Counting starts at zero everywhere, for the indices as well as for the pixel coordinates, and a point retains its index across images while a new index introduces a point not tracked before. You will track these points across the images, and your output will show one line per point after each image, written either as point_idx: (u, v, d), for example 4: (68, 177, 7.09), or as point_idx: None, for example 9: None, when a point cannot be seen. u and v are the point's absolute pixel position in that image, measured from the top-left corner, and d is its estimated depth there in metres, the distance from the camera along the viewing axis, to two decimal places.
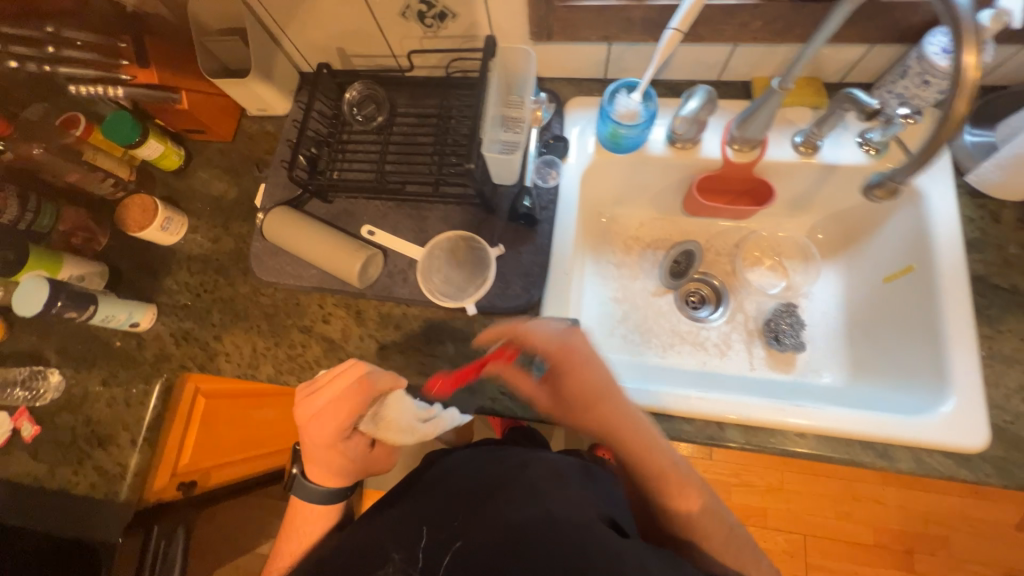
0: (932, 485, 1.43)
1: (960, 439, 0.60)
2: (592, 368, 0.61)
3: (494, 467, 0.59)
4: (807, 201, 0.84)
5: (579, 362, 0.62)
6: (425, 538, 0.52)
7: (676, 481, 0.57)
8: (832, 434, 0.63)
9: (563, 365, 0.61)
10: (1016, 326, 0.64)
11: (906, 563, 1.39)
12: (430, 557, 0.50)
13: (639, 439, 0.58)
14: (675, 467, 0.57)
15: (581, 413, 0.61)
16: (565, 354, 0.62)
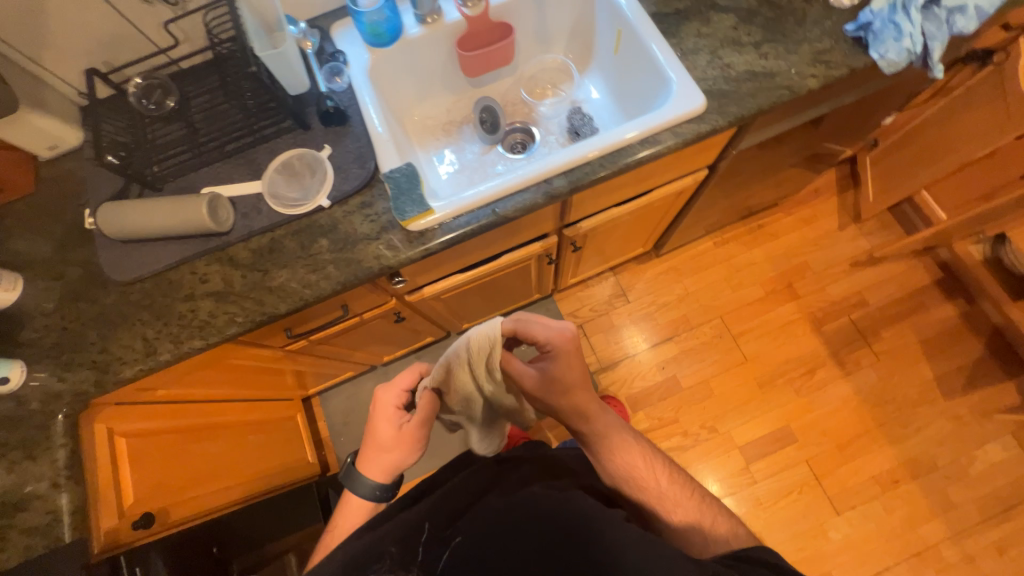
0: (778, 231, 1.80)
1: (688, 107, 0.83)
2: (574, 363, 0.76)
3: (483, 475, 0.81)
4: (546, 33, 1.07)
5: (570, 351, 0.75)
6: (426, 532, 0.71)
7: (627, 449, 0.78)
8: (616, 148, 0.84)
9: (560, 348, 0.74)
10: (688, 30, 0.90)
11: (793, 294, 1.72)
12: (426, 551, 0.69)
13: (600, 421, 0.79)
14: (626, 443, 0.79)
15: (559, 398, 0.77)
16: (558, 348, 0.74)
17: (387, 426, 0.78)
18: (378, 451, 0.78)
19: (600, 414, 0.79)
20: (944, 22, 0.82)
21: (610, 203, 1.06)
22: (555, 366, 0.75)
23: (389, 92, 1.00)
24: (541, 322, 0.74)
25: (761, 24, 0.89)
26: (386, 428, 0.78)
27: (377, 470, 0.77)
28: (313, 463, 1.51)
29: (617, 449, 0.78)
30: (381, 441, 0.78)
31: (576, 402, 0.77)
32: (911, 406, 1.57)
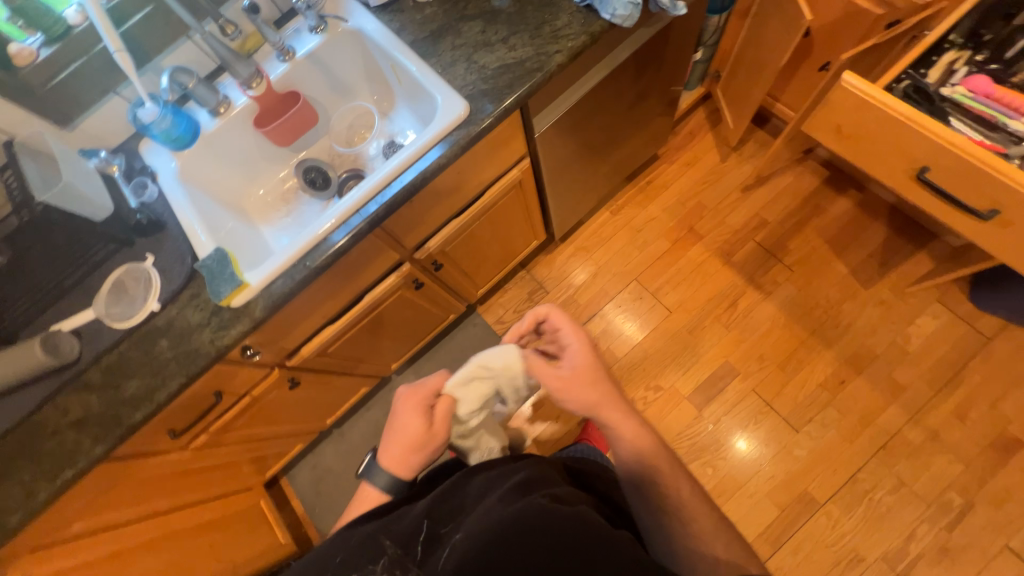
0: (667, 181, 1.84)
1: (453, 114, 0.89)
2: (591, 356, 0.78)
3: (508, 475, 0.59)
4: (342, 84, 1.12)
5: (583, 345, 0.79)
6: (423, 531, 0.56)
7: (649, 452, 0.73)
8: (400, 174, 0.90)
9: (572, 340, 0.80)
10: (443, 46, 0.96)
11: (697, 235, 1.75)
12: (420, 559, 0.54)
13: (623, 420, 0.74)
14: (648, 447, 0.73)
15: (581, 386, 0.75)
16: (569, 340, 0.79)
17: (410, 421, 0.75)
18: (395, 444, 0.75)
19: (620, 415, 0.74)
20: None
21: (447, 218, 1.10)
22: (573, 355, 0.78)
23: (212, 184, 1.07)
24: (551, 320, 0.82)
25: (504, 20, 0.95)
26: (412, 421, 0.75)
27: (395, 463, 0.74)
28: (286, 542, 1.53)
29: (649, 454, 0.72)
30: (401, 434, 0.75)
31: (604, 402, 0.75)
32: (836, 305, 1.59)
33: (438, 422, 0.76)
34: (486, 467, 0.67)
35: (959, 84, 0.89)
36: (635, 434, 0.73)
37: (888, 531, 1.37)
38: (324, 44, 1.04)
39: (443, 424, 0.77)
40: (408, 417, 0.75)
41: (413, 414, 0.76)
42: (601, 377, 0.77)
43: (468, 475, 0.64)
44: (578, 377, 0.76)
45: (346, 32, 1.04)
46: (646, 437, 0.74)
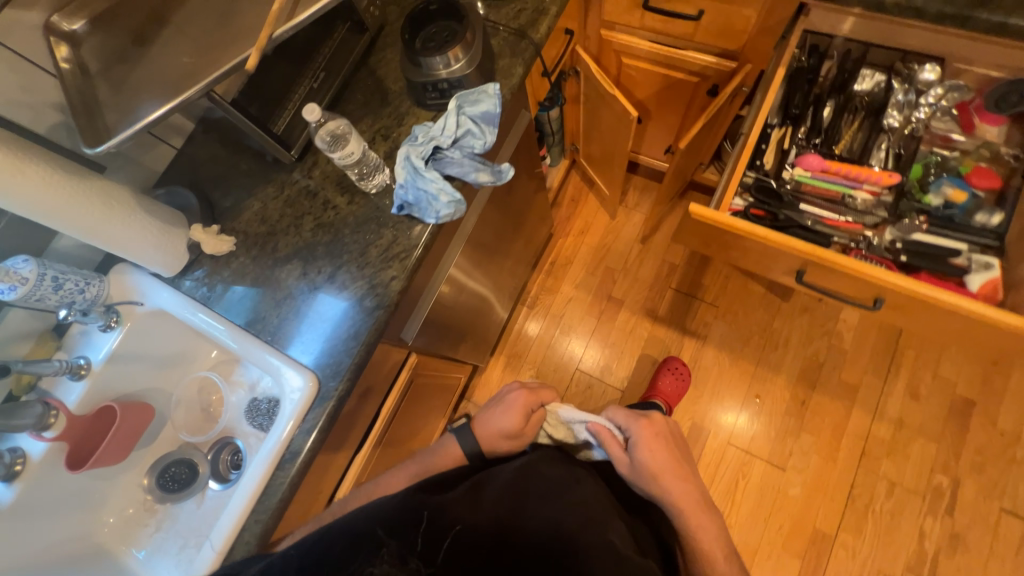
0: (569, 254, 1.78)
1: (300, 396, 0.75)
2: (662, 446, 0.82)
3: (541, 486, 0.73)
4: (170, 358, 0.93)
5: (658, 437, 0.83)
6: (422, 529, 0.65)
7: (702, 511, 0.80)
8: (264, 486, 0.74)
9: (645, 434, 0.82)
10: (264, 306, 0.82)
11: (617, 301, 1.70)
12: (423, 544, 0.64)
13: (690, 498, 0.80)
14: (708, 522, 0.79)
15: (653, 483, 0.79)
16: (645, 432, 0.83)
17: (503, 414, 0.86)
18: (486, 429, 0.86)
19: (690, 495, 0.80)
20: (463, 156, 0.81)
21: (347, 462, 0.94)
22: (650, 451, 0.81)
23: (41, 552, 0.83)
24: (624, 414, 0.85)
25: (323, 254, 0.83)
26: (510, 418, 0.85)
27: (483, 438, 0.86)
28: None
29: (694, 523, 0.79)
30: (495, 422, 0.86)
31: (671, 491, 0.79)
32: (768, 325, 1.59)
33: (530, 425, 0.86)
34: (546, 462, 0.78)
35: (796, 165, 0.87)
36: (685, 509, 0.79)
37: (901, 538, 1.36)
38: (123, 338, 0.85)
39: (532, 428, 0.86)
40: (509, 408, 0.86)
41: (514, 412, 0.85)
42: (675, 461, 0.81)
43: (533, 465, 0.76)
44: (644, 470, 0.79)
45: (147, 316, 0.87)
46: (696, 515, 0.79)
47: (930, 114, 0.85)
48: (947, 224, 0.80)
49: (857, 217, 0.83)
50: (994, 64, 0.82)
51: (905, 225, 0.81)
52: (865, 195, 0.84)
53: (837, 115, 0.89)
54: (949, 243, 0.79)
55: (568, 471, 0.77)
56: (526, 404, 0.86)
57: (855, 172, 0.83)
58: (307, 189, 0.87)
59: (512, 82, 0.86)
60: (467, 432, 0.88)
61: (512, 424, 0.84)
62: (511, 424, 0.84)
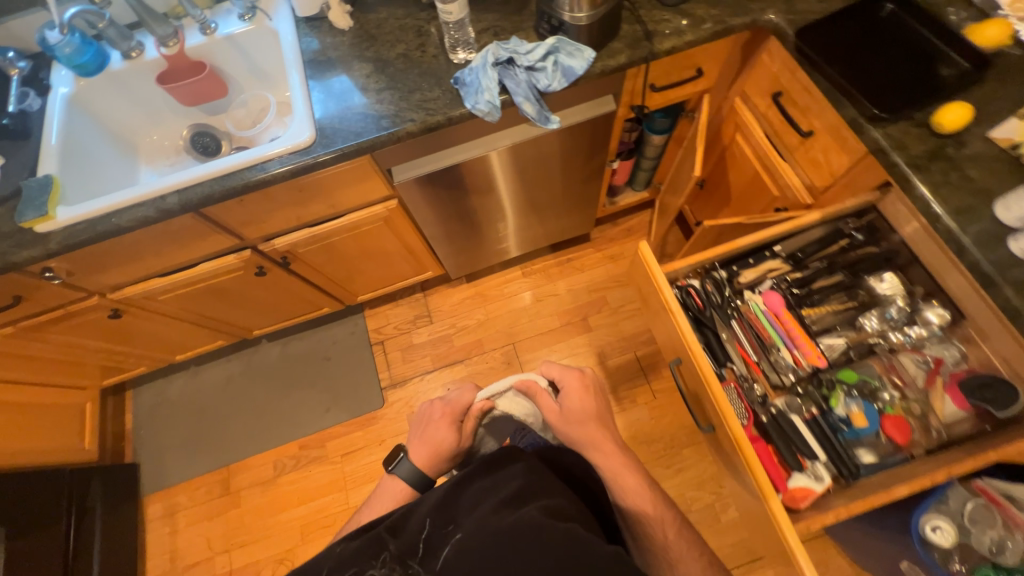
0: (586, 264, 1.85)
1: (293, 142, 0.95)
2: (587, 404, 0.95)
3: (468, 495, 0.74)
4: (261, 70, 1.19)
5: (584, 397, 0.96)
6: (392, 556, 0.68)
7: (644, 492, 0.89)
8: (231, 173, 0.95)
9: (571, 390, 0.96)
10: (330, 77, 1.03)
11: (586, 325, 1.76)
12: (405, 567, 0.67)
13: (619, 469, 0.90)
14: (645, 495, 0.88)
15: (580, 426, 0.92)
16: (574, 391, 0.96)
17: (439, 435, 0.93)
18: (423, 448, 0.93)
19: (615, 455, 0.91)
20: (524, 82, 0.94)
21: (295, 223, 1.15)
22: (568, 404, 0.95)
23: (107, 117, 1.14)
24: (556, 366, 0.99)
25: (389, 74, 1.01)
26: (443, 433, 0.93)
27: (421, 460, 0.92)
28: (90, 450, 1.58)
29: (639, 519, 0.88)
30: (432, 441, 0.93)
31: (585, 434, 0.92)
32: (677, 446, 1.58)
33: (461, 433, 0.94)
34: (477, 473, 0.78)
35: (759, 294, 0.89)
36: (605, 455, 0.91)
37: None
38: (245, 31, 1.11)
39: (469, 437, 0.94)
40: (438, 430, 0.94)
41: (443, 425, 0.94)
42: (591, 417, 0.94)
43: (469, 476, 0.77)
44: (569, 415, 0.93)
45: (268, 29, 1.11)
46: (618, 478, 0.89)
47: (902, 345, 0.84)
48: (829, 429, 0.80)
49: (766, 366, 0.85)
50: (1000, 354, 0.76)
51: (795, 404, 0.82)
52: (789, 359, 0.83)
53: (831, 287, 0.88)
54: (812, 442, 0.78)
55: (511, 470, 0.76)
56: (450, 415, 0.95)
57: (796, 334, 0.84)
58: (419, 29, 1.05)
59: (608, 63, 0.96)
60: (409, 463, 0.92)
61: (446, 442, 0.93)
62: (447, 441, 0.92)
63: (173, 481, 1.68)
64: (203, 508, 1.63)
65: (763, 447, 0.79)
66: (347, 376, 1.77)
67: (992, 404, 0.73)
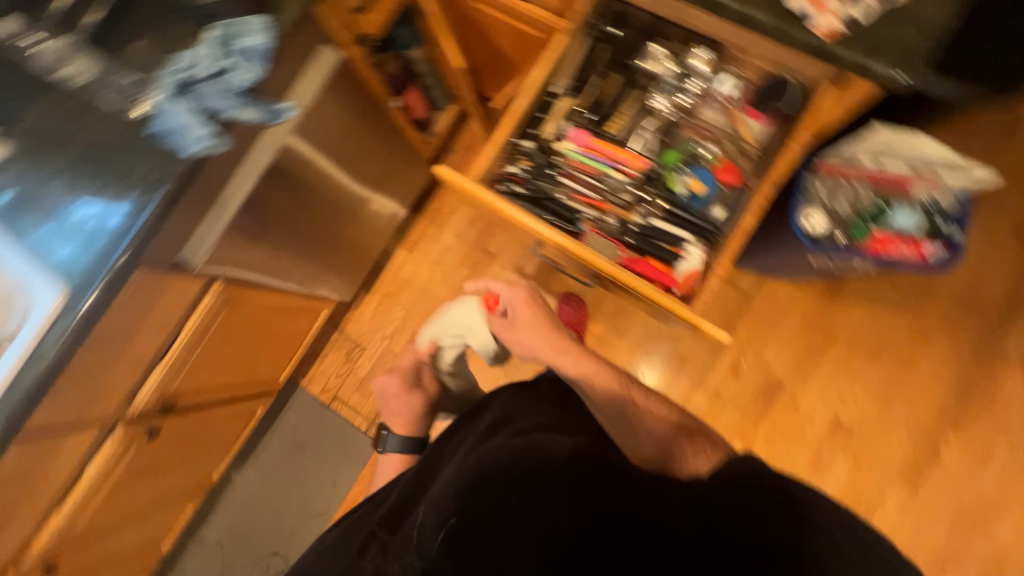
0: (454, 204, 1.81)
1: (47, 309, 0.79)
2: (532, 308, 1.09)
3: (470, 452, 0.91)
4: None
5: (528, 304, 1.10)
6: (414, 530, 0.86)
7: (598, 365, 0.99)
8: (12, 383, 0.79)
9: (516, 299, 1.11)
10: (30, 217, 0.85)
11: (490, 255, 1.76)
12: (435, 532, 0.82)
13: (570, 350, 1.01)
14: (599, 367, 0.98)
15: (527, 329, 1.06)
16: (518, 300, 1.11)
17: (399, 402, 1.21)
18: (401, 423, 1.23)
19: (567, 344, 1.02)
20: (221, 92, 0.82)
21: (140, 372, 1.03)
22: (516, 318, 1.09)
23: None
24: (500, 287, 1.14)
25: (88, 173, 0.85)
26: (402, 399, 1.21)
27: (400, 428, 1.23)
28: None
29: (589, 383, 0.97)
30: (405, 414, 1.22)
31: (530, 340, 1.05)
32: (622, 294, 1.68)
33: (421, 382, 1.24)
34: (477, 438, 0.94)
35: (567, 139, 0.88)
36: (554, 346, 1.02)
37: None
38: None
39: (425, 385, 1.24)
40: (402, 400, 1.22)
41: (400, 395, 1.22)
42: (536, 321, 1.07)
43: (466, 447, 0.94)
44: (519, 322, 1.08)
45: None
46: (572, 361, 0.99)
47: (694, 102, 0.87)
48: (682, 211, 0.85)
49: (608, 196, 0.88)
50: (764, 56, 0.81)
51: (648, 210, 0.87)
52: (621, 176, 0.87)
53: (618, 91, 0.89)
54: (677, 231, 0.85)
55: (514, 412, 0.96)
56: (400, 381, 1.22)
57: (613, 154, 0.86)
58: (79, 103, 0.86)
59: (284, 18, 0.84)
60: (393, 437, 1.23)
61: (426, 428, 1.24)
62: (412, 401, 1.22)
63: None
64: None
65: (644, 263, 0.84)
66: (329, 447, 1.73)
67: (779, 103, 0.82)
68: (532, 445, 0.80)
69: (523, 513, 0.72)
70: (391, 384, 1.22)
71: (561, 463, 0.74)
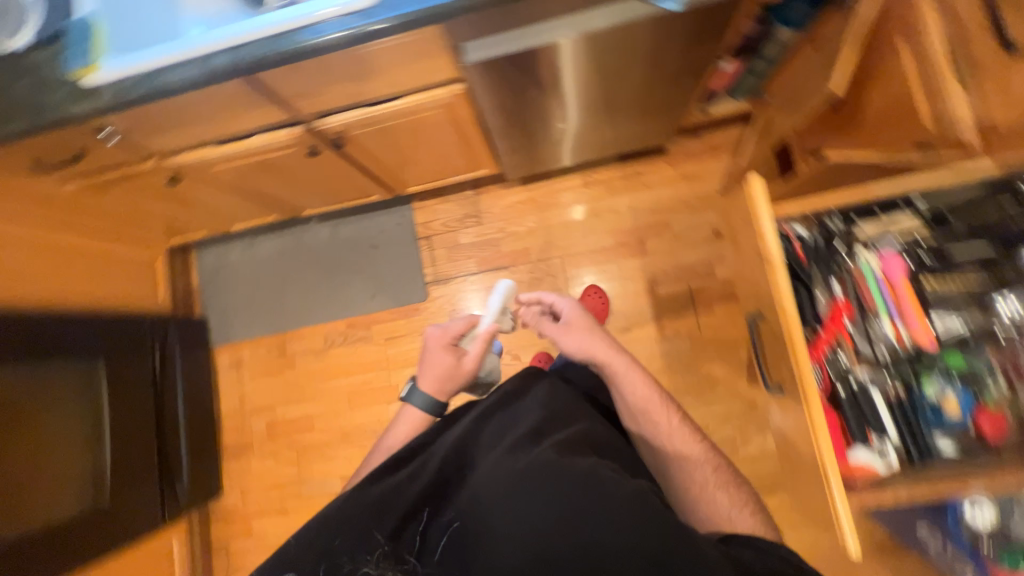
0: (655, 183, 1.69)
1: (353, 0, 0.79)
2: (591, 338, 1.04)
3: (485, 434, 0.86)
4: None
5: (582, 326, 1.07)
6: (414, 515, 0.80)
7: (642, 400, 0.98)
8: (280, 37, 0.82)
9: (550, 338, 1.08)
10: None
11: (641, 249, 1.67)
12: (428, 529, 0.80)
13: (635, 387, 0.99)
14: (649, 396, 0.98)
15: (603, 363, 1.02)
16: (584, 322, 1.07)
17: (441, 351, 1.05)
18: (433, 377, 1.04)
19: (631, 380, 0.99)
20: None
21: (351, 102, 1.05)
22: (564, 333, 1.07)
23: None
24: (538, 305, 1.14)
25: None
26: (448, 358, 1.05)
27: (434, 386, 1.03)
28: (164, 302, 1.76)
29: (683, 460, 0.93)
30: (437, 363, 1.04)
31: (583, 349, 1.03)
32: (710, 381, 1.58)
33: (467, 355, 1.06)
34: (494, 417, 0.89)
35: (878, 258, 0.94)
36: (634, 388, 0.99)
37: None
38: None
39: (467, 355, 1.06)
40: (440, 335, 1.06)
41: (446, 350, 1.05)
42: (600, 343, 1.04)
43: (481, 419, 0.89)
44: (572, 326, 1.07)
45: None
46: (629, 399, 0.99)
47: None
48: (910, 408, 0.88)
49: (864, 336, 0.93)
50: None
51: (881, 380, 0.90)
52: (889, 331, 0.92)
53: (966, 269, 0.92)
54: (888, 419, 0.88)
55: (537, 395, 0.91)
56: (455, 331, 1.07)
57: (908, 307, 0.91)
58: None
59: None
60: (419, 393, 1.02)
61: (448, 363, 1.04)
62: (450, 358, 1.05)
63: (235, 338, 1.86)
64: (260, 366, 1.83)
65: (835, 418, 0.90)
66: (396, 264, 1.79)
67: None
68: (591, 478, 0.73)
69: (561, 546, 0.69)
70: (444, 330, 1.07)
71: (625, 510, 0.70)
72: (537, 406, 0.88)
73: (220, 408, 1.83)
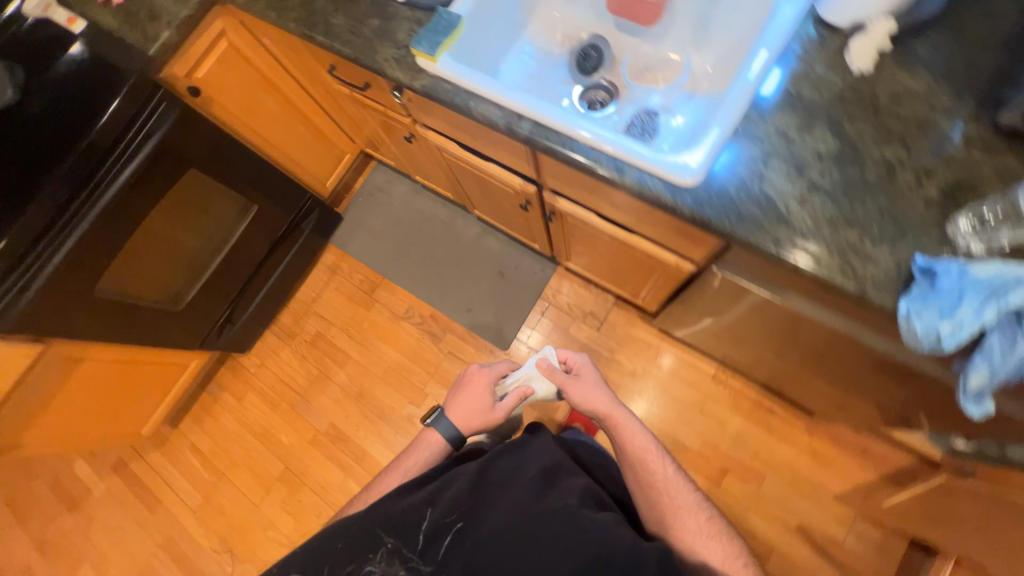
0: (778, 433, 1.51)
1: (673, 172, 0.75)
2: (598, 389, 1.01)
3: (499, 468, 0.80)
4: (708, 25, 0.98)
5: (592, 379, 1.03)
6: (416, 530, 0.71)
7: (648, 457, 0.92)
8: (587, 148, 0.81)
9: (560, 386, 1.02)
10: (777, 117, 0.77)
11: (716, 478, 1.50)
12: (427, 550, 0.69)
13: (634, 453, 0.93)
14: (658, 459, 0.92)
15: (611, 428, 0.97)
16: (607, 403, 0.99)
17: (478, 388, 1.02)
18: (463, 413, 0.99)
19: (634, 431, 0.94)
20: None
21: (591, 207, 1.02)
22: (576, 385, 1.01)
23: None
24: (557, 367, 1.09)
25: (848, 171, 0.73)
26: (482, 397, 1.00)
27: (460, 421, 0.98)
28: (326, 188, 1.91)
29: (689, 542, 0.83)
30: (472, 398, 1.00)
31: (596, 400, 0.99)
32: None
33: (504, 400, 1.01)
34: (512, 453, 0.83)
35: None
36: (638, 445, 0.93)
37: None
38: None
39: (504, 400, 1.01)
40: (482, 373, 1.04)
41: (483, 391, 1.01)
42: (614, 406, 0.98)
43: (499, 453, 0.83)
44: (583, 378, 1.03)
45: None
46: (634, 467, 0.93)
47: None
48: None
49: None
50: None
51: None
52: None
53: None
54: None
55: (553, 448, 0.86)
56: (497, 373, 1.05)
57: None
58: (939, 144, 0.72)
59: None
60: (445, 423, 0.97)
61: (483, 401, 0.99)
62: (485, 398, 1.00)
63: (348, 250, 1.99)
64: (347, 287, 1.94)
65: None
66: (506, 302, 1.79)
67: None
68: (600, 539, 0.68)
69: None
70: (487, 370, 1.05)
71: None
72: (548, 457, 0.83)
73: (297, 290, 1.98)
